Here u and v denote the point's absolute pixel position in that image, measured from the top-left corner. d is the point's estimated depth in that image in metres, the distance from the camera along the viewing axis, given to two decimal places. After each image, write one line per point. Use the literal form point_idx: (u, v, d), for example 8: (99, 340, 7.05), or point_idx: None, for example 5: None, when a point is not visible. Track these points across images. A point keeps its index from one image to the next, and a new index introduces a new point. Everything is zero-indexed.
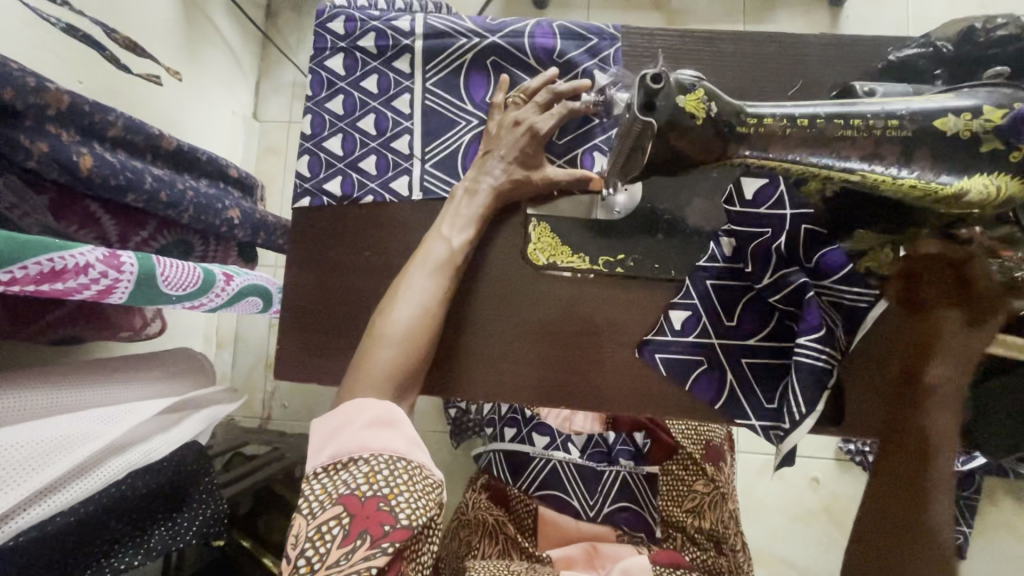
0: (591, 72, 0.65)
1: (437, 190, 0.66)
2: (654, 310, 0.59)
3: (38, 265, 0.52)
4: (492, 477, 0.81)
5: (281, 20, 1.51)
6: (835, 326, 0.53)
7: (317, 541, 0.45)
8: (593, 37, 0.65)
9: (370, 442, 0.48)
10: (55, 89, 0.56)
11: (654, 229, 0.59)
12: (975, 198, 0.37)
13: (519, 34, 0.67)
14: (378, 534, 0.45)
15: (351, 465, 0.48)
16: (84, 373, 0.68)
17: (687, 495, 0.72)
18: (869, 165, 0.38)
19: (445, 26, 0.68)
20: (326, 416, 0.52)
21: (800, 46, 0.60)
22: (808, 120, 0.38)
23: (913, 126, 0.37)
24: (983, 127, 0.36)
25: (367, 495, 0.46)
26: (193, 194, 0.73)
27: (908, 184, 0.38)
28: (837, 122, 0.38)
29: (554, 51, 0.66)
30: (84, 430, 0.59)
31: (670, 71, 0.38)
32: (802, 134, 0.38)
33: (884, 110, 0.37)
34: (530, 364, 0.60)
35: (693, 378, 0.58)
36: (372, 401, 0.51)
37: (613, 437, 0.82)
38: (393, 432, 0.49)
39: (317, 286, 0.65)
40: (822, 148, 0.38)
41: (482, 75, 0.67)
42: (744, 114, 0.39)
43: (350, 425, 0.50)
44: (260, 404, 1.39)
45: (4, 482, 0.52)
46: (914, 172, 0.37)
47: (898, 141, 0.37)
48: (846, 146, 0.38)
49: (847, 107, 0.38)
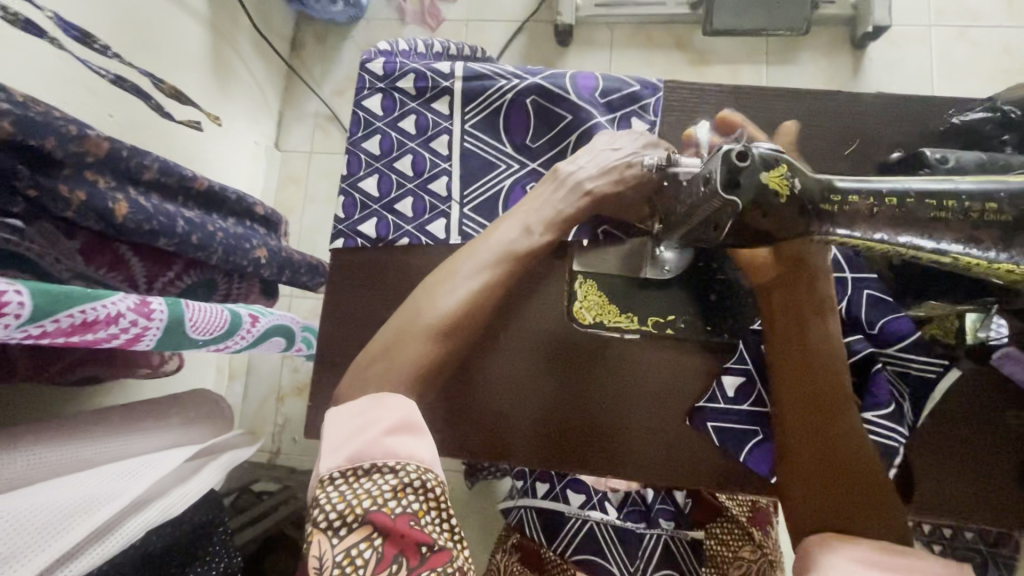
0: (631, 118, 0.64)
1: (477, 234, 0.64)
2: (706, 375, 0.56)
3: (70, 316, 0.50)
4: (524, 537, 0.74)
5: (307, 51, 1.52)
6: (903, 401, 0.51)
7: (347, 567, 0.39)
8: (636, 83, 0.64)
9: (392, 449, 0.42)
10: (96, 136, 0.54)
11: (704, 287, 0.56)
12: None
13: (561, 76, 0.66)
14: (415, 560, 0.40)
15: (373, 474, 0.42)
16: (94, 423, 0.65)
17: (734, 564, 0.66)
18: (964, 248, 0.36)
19: (486, 69, 0.67)
20: (342, 412, 0.45)
21: (855, 103, 0.59)
22: (896, 199, 0.36)
23: (1013, 211, 0.35)
24: None
25: (397, 512, 0.40)
26: (223, 236, 0.71)
27: (1005, 269, 0.36)
28: (929, 202, 0.36)
29: (596, 91, 0.65)
30: (104, 491, 0.56)
31: (750, 144, 0.36)
32: (891, 214, 0.36)
33: (981, 190, 0.35)
34: (541, 407, 0.57)
35: (748, 449, 0.54)
36: (398, 400, 0.45)
37: (652, 495, 0.76)
38: (419, 439, 0.44)
39: (347, 332, 0.63)
40: (912, 229, 0.36)
41: (522, 115, 0.66)
42: (831, 190, 0.37)
43: (370, 426, 0.43)
44: (269, 437, 1.35)
45: (26, 550, 0.48)
46: (1013, 257, 0.35)
47: (998, 225, 0.35)
48: (939, 228, 0.36)
49: (939, 184, 0.36)
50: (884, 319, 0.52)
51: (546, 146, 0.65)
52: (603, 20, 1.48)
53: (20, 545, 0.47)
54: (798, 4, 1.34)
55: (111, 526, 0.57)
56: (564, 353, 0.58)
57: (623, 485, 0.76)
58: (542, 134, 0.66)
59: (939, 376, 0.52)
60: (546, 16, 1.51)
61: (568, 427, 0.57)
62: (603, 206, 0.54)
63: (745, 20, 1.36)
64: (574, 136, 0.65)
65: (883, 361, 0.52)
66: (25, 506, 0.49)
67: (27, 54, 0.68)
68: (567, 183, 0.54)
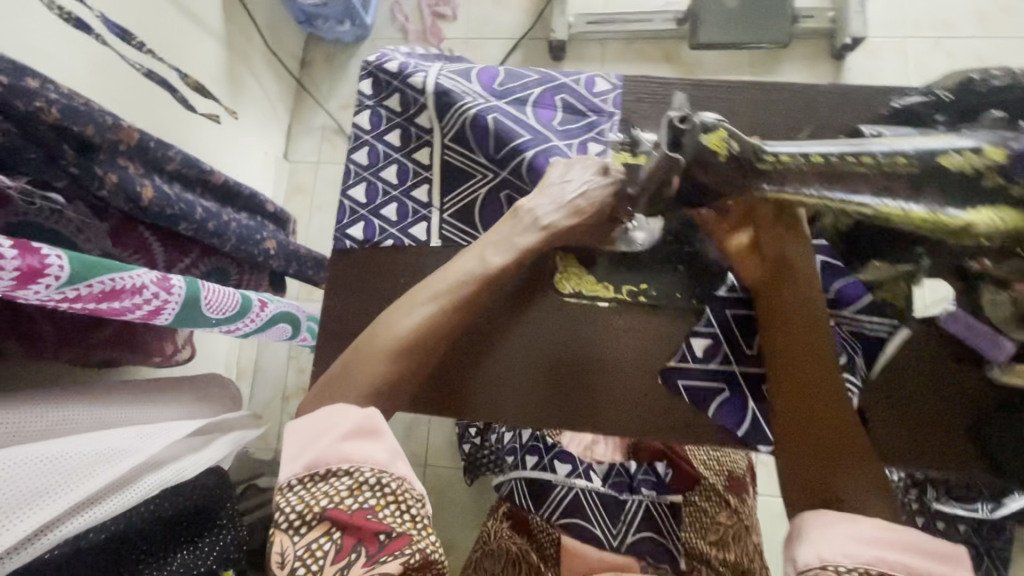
0: (586, 145, 0.68)
1: (457, 239, 0.68)
2: (676, 338, 0.61)
3: (101, 284, 0.55)
4: (514, 506, 0.80)
5: (315, 69, 1.62)
6: (855, 355, 0.57)
7: (307, 558, 0.46)
8: (591, 116, 0.68)
9: (348, 452, 0.49)
10: (129, 127, 0.60)
11: (675, 260, 0.62)
12: (983, 231, 0.39)
13: (524, 102, 0.68)
14: (373, 547, 0.46)
15: (330, 477, 0.49)
16: (114, 392, 0.70)
17: (709, 527, 0.73)
18: (881, 200, 0.42)
19: (454, 85, 0.67)
20: (302, 421, 0.52)
21: (807, 93, 0.65)
22: (822, 158, 0.42)
23: (920, 163, 0.40)
24: (984, 164, 0.39)
25: (352, 508, 0.47)
26: (235, 225, 0.78)
27: (918, 216, 0.41)
28: (848, 158, 0.41)
29: (554, 119, 0.68)
30: (125, 446, 0.62)
31: (695, 113, 0.42)
32: (817, 171, 0.42)
33: (891, 148, 0.41)
34: (543, 390, 0.62)
35: (716, 404, 0.59)
36: (353, 408, 0.51)
37: (634, 467, 0.80)
38: (376, 443, 0.50)
39: (338, 326, 0.66)
40: (837, 183, 0.42)
41: (484, 132, 0.67)
42: (763, 153, 0.42)
43: (328, 432, 0.50)
44: (275, 434, 1.40)
45: (54, 489, 0.54)
46: (923, 205, 0.40)
47: (907, 178, 0.40)
48: (858, 180, 0.41)
49: (859, 147, 0.42)
50: (837, 284, 0.58)
51: (513, 155, 0.66)
52: (595, 36, 1.57)
53: (50, 483, 0.53)
54: (777, 20, 1.42)
55: (127, 481, 0.65)
56: (545, 357, 0.63)
57: (609, 458, 0.79)
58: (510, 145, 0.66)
59: (891, 332, 0.58)
60: (540, 33, 1.60)
61: (567, 415, 0.61)
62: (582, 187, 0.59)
63: (729, 35, 1.43)
64: (531, 153, 0.66)
65: (840, 321, 0.58)
66: (55, 451, 0.56)
67: (64, 61, 0.74)
68: (555, 188, 0.59)
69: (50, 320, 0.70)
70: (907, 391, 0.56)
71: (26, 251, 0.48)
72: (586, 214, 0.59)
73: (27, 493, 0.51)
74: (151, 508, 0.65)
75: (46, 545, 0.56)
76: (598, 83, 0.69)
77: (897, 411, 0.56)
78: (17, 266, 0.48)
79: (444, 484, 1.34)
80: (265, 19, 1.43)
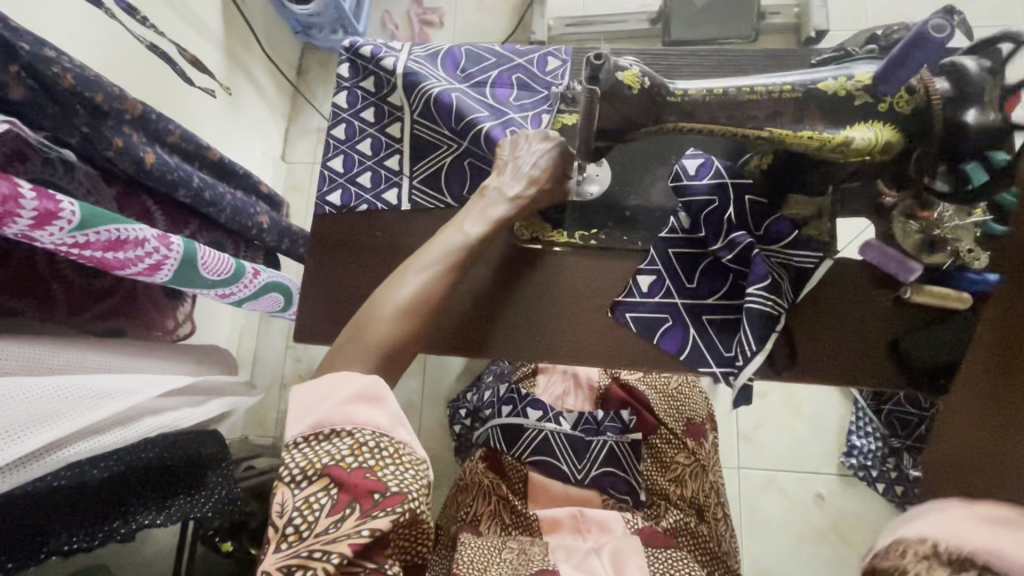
0: (541, 117, 0.73)
1: (424, 203, 0.74)
2: (624, 276, 0.67)
3: (108, 232, 0.60)
4: (489, 449, 0.89)
5: (311, 75, 1.71)
6: (782, 280, 0.61)
7: (305, 510, 0.49)
8: (544, 91, 0.74)
9: (352, 416, 0.52)
10: (133, 98, 0.67)
11: (621, 210, 0.69)
12: (860, 145, 0.50)
13: (482, 84, 0.75)
14: (368, 503, 0.49)
15: (333, 437, 0.51)
16: (121, 348, 0.77)
17: (670, 466, 0.85)
18: (775, 124, 0.52)
19: (421, 69, 0.74)
20: (307, 385, 0.54)
21: (742, 58, 0.71)
22: (722, 90, 0.52)
23: (803, 90, 0.50)
24: (855, 86, 0.49)
25: (352, 467, 0.50)
26: (231, 197, 0.81)
27: (807, 135, 0.51)
28: (745, 89, 0.51)
29: (510, 97, 0.74)
30: (127, 387, 0.69)
31: (612, 56, 0.52)
32: (719, 100, 0.52)
33: (780, 79, 0.51)
34: (525, 331, 0.67)
35: (661, 332, 0.65)
36: (358, 375, 0.53)
37: (601, 415, 0.90)
38: (378, 408, 0.52)
39: (324, 283, 0.72)
40: (735, 108, 0.52)
41: (446, 108, 0.72)
42: (672, 88, 0.52)
43: (333, 395, 0.52)
44: (273, 421, 1.43)
45: (62, 414, 0.61)
46: (808, 127, 0.51)
47: (793, 101, 0.51)
48: (754, 106, 0.52)
49: (753, 79, 0.52)
50: (768, 221, 0.61)
51: (472, 128, 0.71)
52: (573, 37, 1.63)
53: (61, 407, 0.61)
54: (744, 15, 1.48)
55: (129, 419, 0.70)
56: (528, 320, 0.67)
57: (579, 408, 0.95)
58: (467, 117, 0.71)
59: (817, 265, 0.61)
60: (522, 36, 1.67)
61: (531, 349, 0.66)
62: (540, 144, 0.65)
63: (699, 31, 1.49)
64: (487, 125, 0.71)
65: (770, 254, 0.62)
66: (65, 382, 0.63)
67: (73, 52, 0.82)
68: (511, 167, 0.65)
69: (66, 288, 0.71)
70: (823, 317, 0.63)
71: (44, 196, 0.53)
72: (549, 162, 0.64)
73: (40, 413, 0.59)
74: (153, 454, 0.72)
75: (53, 465, 0.62)
76: (549, 64, 0.76)
77: (822, 334, 0.63)
78: (35, 207, 0.53)
79: (434, 465, 1.36)
80: (263, 28, 1.52)
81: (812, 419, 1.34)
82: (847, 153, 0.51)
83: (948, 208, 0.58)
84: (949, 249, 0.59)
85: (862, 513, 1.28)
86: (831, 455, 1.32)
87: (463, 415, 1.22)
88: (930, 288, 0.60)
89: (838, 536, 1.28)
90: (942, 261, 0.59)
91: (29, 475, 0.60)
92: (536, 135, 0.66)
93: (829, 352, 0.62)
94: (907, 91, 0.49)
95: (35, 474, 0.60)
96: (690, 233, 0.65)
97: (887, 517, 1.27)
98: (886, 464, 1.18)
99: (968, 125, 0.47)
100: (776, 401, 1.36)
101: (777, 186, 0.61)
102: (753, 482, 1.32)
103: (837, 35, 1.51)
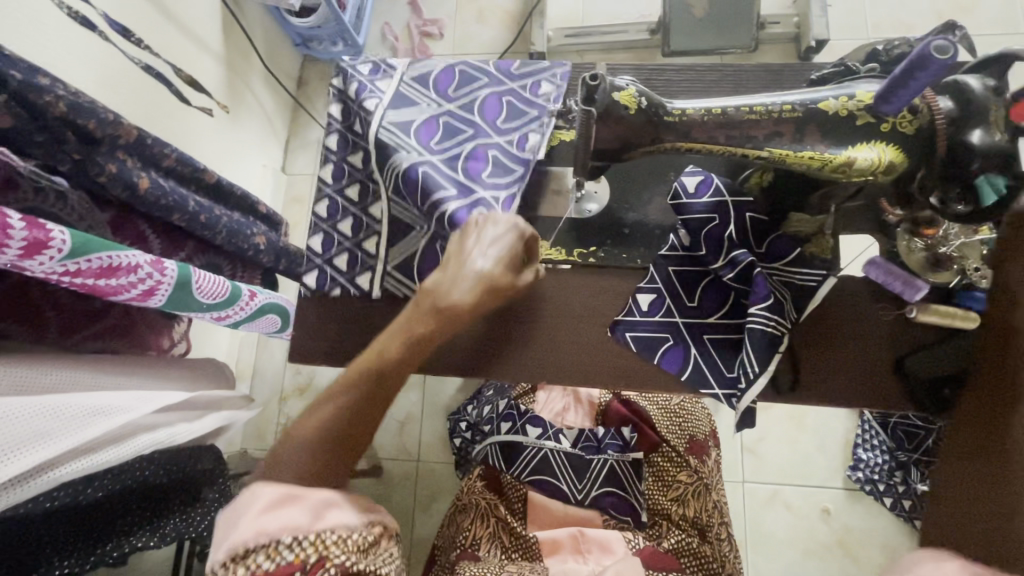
0: (513, 199, 0.66)
1: (397, 290, 0.70)
2: (623, 295, 0.66)
3: (100, 259, 0.58)
4: (488, 468, 0.89)
5: (311, 88, 1.71)
6: (784, 301, 0.60)
7: None
8: (519, 169, 0.67)
9: (264, 525, 0.47)
10: (127, 124, 0.66)
11: (617, 227, 0.68)
12: (863, 165, 0.51)
13: (456, 157, 0.68)
14: None
15: (250, 554, 0.47)
16: (113, 365, 0.75)
17: (671, 485, 0.84)
18: (775, 143, 0.52)
19: (392, 141, 0.69)
20: (221, 514, 0.50)
21: (741, 75, 0.70)
22: (719, 110, 0.53)
23: (803, 109, 0.51)
24: (856, 105, 0.50)
25: (274, 569, 0.46)
26: (227, 218, 0.80)
27: (808, 156, 0.52)
28: (743, 109, 0.52)
29: (484, 175, 0.67)
30: (117, 405, 0.66)
31: (609, 76, 0.53)
32: (717, 120, 0.53)
33: (779, 99, 0.52)
34: (524, 360, 0.66)
35: (660, 353, 0.63)
36: (264, 487, 0.49)
37: (602, 433, 0.90)
38: (294, 508, 0.48)
39: (316, 313, 0.71)
40: (735, 128, 0.53)
41: (413, 186, 0.66)
42: (669, 108, 0.53)
43: (245, 512, 0.48)
44: (271, 436, 1.42)
45: (52, 433, 0.59)
46: (808, 147, 0.51)
47: (793, 121, 0.51)
48: (753, 126, 0.52)
49: (751, 99, 0.53)
50: (770, 239, 0.60)
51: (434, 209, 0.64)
52: (572, 49, 1.62)
53: (51, 427, 0.59)
54: (742, 24, 1.46)
55: (123, 436, 0.67)
56: (527, 344, 0.66)
57: (579, 424, 0.96)
58: (430, 199, 0.65)
59: (820, 283, 0.60)
60: (520, 48, 1.67)
61: (529, 373, 0.65)
62: (495, 225, 0.59)
63: (697, 40, 1.48)
64: (453, 207, 0.64)
65: (770, 272, 0.61)
66: (56, 402, 0.62)
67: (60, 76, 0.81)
68: (456, 259, 0.58)
69: (58, 311, 0.70)
70: (826, 336, 0.62)
71: (33, 225, 0.52)
72: (510, 248, 0.58)
73: (33, 433, 0.58)
74: (148, 472, 0.70)
75: (48, 484, 0.60)
76: (529, 140, 0.68)
77: (823, 351, 0.61)
78: (24, 237, 0.51)
79: (434, 480, 1.34)
80: (263, 43, 1.51)
81: (818, 432, 1.32)
82: (848, 172, 0.51)
83: (953, 226, 0.56)
84: (955, 267, 0.57)
85: (868, 527, 1.26)
86: (836, 468, 1.29)
87: (463, 428, 1.20)
88: (932, 305, 0.57)
89: (845, 551, 1.25)
90: (947, 278, 0.57)
91: (20, 496, 0.58)
92: (486, 216, 0.59)
93: (832, 373, 0.61)
94: (909, 111, 0.49)
95: (27, 495, 0.58)
96: (688, 251, 0.64)
97: (892, 532, 1.24)
98: (894, 479, 1.20)
99: (973, 144, 0.46)
100: (780, 414, 1.34)
101: (776, 203, 0.60)
102: (757, 496, 1.30)
103: (837, 44, 1.50)
